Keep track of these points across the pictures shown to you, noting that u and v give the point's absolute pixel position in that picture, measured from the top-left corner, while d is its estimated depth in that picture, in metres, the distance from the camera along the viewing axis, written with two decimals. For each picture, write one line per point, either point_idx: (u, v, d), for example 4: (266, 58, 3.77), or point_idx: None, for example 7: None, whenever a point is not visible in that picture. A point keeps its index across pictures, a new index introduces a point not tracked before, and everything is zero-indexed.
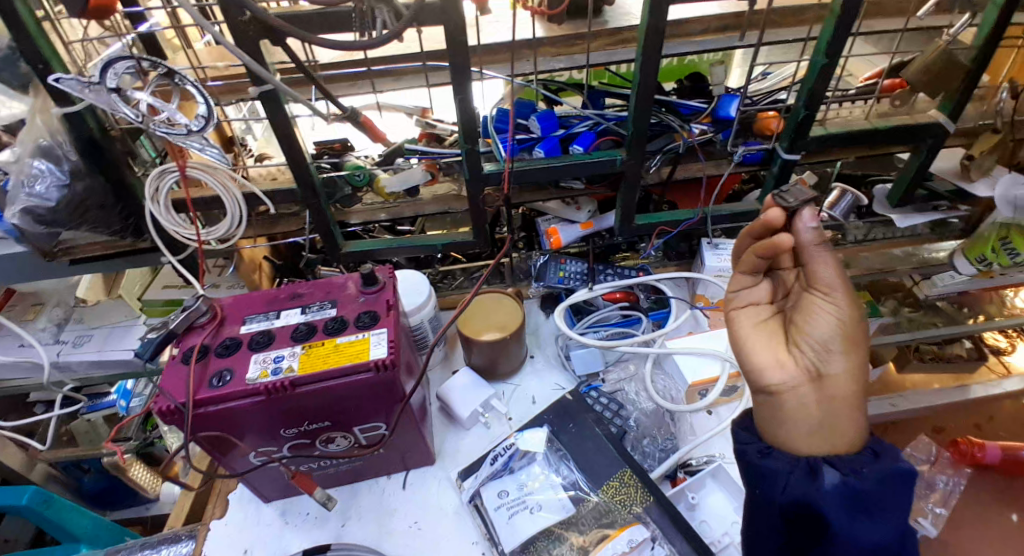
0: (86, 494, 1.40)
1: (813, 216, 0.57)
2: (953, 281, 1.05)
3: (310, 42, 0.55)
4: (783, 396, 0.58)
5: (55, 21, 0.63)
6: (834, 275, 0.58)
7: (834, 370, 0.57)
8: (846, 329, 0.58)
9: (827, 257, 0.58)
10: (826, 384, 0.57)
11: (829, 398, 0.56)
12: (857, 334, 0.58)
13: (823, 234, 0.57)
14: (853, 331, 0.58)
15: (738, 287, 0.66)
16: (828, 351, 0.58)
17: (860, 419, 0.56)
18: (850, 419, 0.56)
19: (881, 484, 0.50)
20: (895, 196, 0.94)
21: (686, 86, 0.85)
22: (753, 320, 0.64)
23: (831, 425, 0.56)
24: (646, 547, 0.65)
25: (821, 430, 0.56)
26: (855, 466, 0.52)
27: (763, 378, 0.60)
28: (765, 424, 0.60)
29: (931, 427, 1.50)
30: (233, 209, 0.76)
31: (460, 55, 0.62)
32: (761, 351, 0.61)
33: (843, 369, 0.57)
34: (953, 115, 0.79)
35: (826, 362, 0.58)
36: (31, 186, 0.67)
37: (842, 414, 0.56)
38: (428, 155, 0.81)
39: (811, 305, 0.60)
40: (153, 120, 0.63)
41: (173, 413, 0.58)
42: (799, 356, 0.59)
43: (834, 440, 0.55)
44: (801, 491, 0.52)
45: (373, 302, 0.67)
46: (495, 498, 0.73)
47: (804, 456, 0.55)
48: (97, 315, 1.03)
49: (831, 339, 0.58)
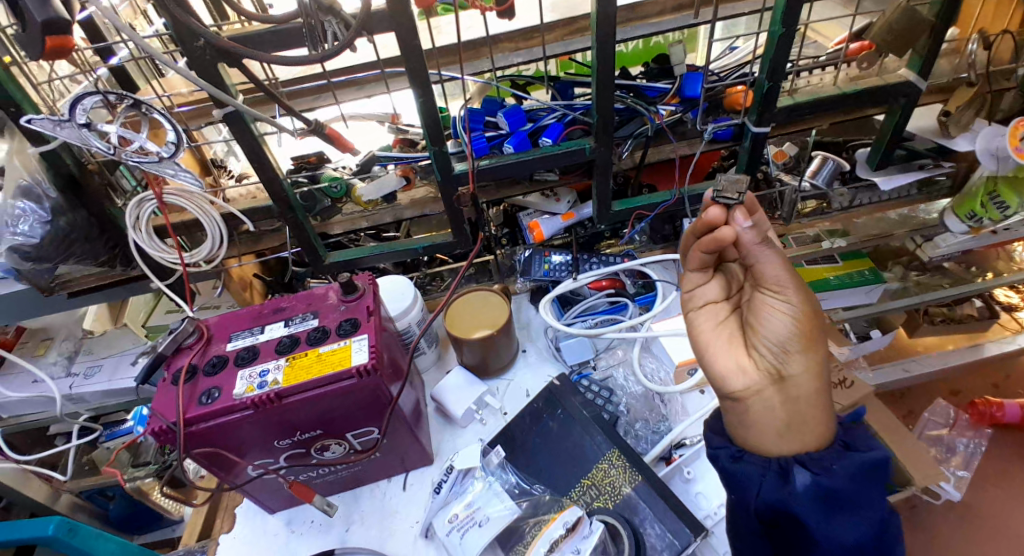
0: (114, 521, 1.44)
1: (746, 215, 0.57)
2: (956, 241, 1.03)
3: (266, 61, 0.56)
4: (748, 401, 0.58)
5: (22, 65, 0.65)
6: (781, 272, 0.58)
7: (794, 371, 0.57)
8: (802, 327, 0.57)
9: (771, 257, 0.58)
10: (789, 386, 0.57)
11: (794, 397, 0.57)
12: (814, 330, 0.57)
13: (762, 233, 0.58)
14: (808, 328, 0.57)
15: (693, 286, 0.66)
16: (786, 353, 0.57)
17: (825, 411, 0.57)
18: (816, 415, 0.57)
19: (854, 479, 0.53)
20: (875, 159, 0.91)
21: (654, 68, 0.85)
22: (711, 321, 0.63)
23: (799, 423, 0.57)
24: (583, 525, 0.63)
25: (788, 429, 0.57)
26: (826, 464, 0.54)
27: (727, 386, 0.59)
28: (734, 428, 0.61)
29: (945, 390, 1.46)
30: (213, 230, 0.78)
31: (415, 59, 0.63)
32: (722, 357, 0.61)
33: (802, 369, 0.57)
34: (923, 72, 0.78)
35: (786, 363, 0.57)
36: (15, 226, 0.69)
37: (808, 405, 0.57)
38: (403, 161, 0.83)
39: (762, 304, 0.59)
40: (126, 151, 0.64)
41: (166, 432, 0.60)
42: (759, 358, 0.59)
43: (802, 437, 0.57)
44: (774, 495, 0.53)
45: (354, 309, 0.68)
46: (446, 524, 0.71)
47: (776, 456, 0.57)
48: (104, 345, 1.06)
49: (788, 340, 0.57)
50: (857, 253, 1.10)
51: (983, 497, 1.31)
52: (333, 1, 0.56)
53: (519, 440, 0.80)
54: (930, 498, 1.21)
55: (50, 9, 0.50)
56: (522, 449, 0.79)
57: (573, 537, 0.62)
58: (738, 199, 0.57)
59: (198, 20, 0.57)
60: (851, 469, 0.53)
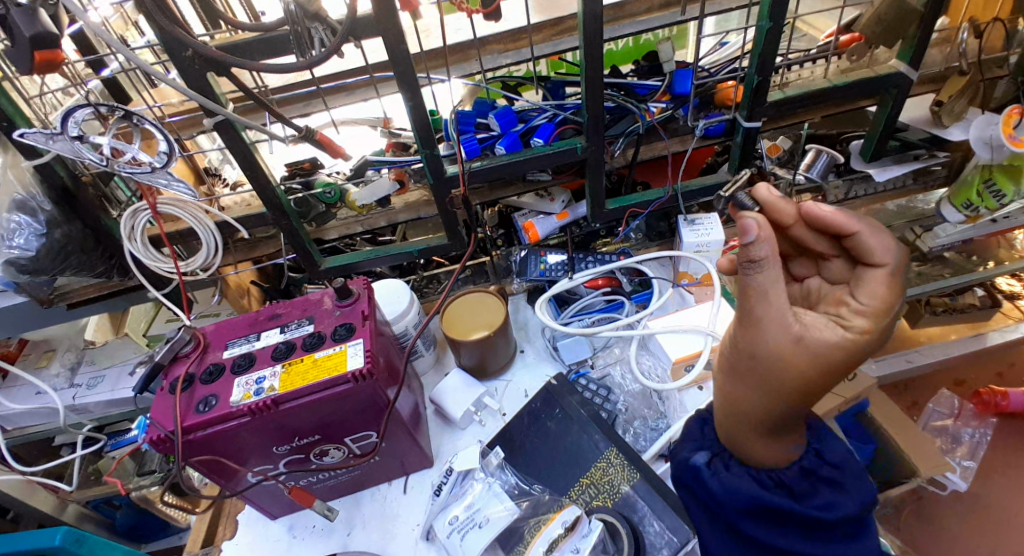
0: (122, 530, 1.44)
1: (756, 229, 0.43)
2: (954, 232, 1.00)
3: (253, 69, 0.57)
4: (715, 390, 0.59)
5: (14, 79, 0.65)
6: (746, 310, 0.47)
7: (725, 387, 0.54)
8: (739, 361, 0.51)
9: (749, 288, 0.46)
10: (722, 395, 0.55)
11: (732, 409, 0.54)
12: (754, 372, 0.50)
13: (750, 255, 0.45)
14: (747, 367, 0.50)
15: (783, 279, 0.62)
16: (724, 369, 0.54)
17: (758, 438, 0.54)
18: (744, 436, 0.55)
19: (727, 492, 0.52)
20: (869, 149, 0.91)
21: (643, 66, 0.86)
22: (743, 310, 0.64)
23: (731, 430, 0.56)
24: (582, 524, 0.64)
25: (724, 428, 0.57)
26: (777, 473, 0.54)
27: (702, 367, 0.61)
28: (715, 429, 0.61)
29: (950, 381, 1.45)
30: (208, 239, 0.78)
31: (403, 63, 0.63)
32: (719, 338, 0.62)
33: (732, 392, 0.53)
34: (913, 62, 0.78)
35: (724, 378, 0.54)
36: (11, 240, 0.69)
37: (738, 422, 0.54)
38: (395, 166, 0.82)
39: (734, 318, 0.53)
40: (119, 162, 0.64)
41: (165, 441, 0.61)
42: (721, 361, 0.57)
43: (739, 444, 0.56)
44: (676, 460, 0.60)
45: (349, 314, 0.68)
46: (446, 525, 0.71)
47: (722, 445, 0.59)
48: (106, 356, 1.06)
49: (727, 359, 0.53)
50: None
51: (989, 488, 1.29)
52: (319, 7, 0.56)
53: (517, 441, 0.80)
54: (935, 489, 1.20)
55: (37, 23, 0.50)
56: (521, 450, 0.80)
57: (572, 537, 0.63)
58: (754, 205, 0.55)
59: (185, 30, 0.57)
60: (730, 482, 0.52)
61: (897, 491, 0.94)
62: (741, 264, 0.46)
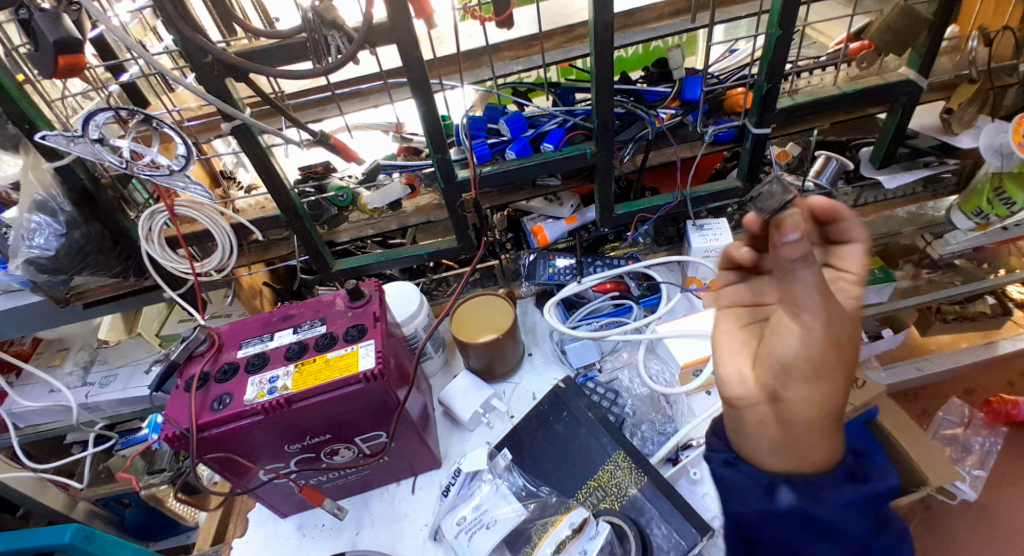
0: (130, 528, 1.46)
1: (793, 227, 0.42)
2: (965, 238, 1.01)
3: (272, 75, 0.58)
4: (744, 410, 0.57)
5: (36, 83, 0.67)
6: (805, 302, 0.47)
7: (790, 395, 0.53)
8: (809, 358, 0.50)
9: (802, 281, 0.45)
10: (784, 406, 0.53)
11: (788, 418, 0.53)
12: (824, 363, 0.50)
13: (797, 250, 0.43)
14: (820, 361, 0.49)
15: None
16: (786, 376, 0.52)
17: (823, 433, 0.53)
18: (811, 439, 0.54)
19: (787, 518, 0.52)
20: (878, 156, 0.91)
21: (653, 72, 0.87)
22: (731, 326, 0.63)
23: (792, 443, 0.55)
24: (590, 526, 0.65)
25: (780, 445, 0.55)
26: (823, 489, 0.53)
27: (725, 392, 0.58)
28: (740, 441, 0.60)
29: (960, 389, 1.43)
30: (224, 240, 0.80)
31: (417, 70, 0.64)
32: (730, 364, 0.59)
33: (801, 397, 0.52)
34: (923, 70, 0.78)
35: (785, 388, 0.53)
36: (31, 239, 0.71)
37: (806, 427, 0.53)
38: (407, 169, 0.85)
39: (779, 324, 0.52)
40: (138, 164, 0.66)
41: (180, 438, 0.62)
42: (761, 374, 0.55)
43: (797, 456, 0.55)
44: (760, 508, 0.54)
45: (360, 315, 0.69)
46: (453, 526, 0.72)
47: (770, 471, 0.56)
48: (119, 355, 1.08)
49: (790, 364, 0.51)
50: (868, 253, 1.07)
51: (999, 498, 1.28)
52: (335, 14, 0.57)
53: (525, 443, 0.80)
54: (945, 498, 1.19)
55: (61, 29, 0.52)
56: (529, 452, 0.80)
57: (579, 539, 0.64)
58: None
59: (205, 36, 0.58)
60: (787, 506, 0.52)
61: (907, 500, 0.93)
62: (786, 266, 0.45)
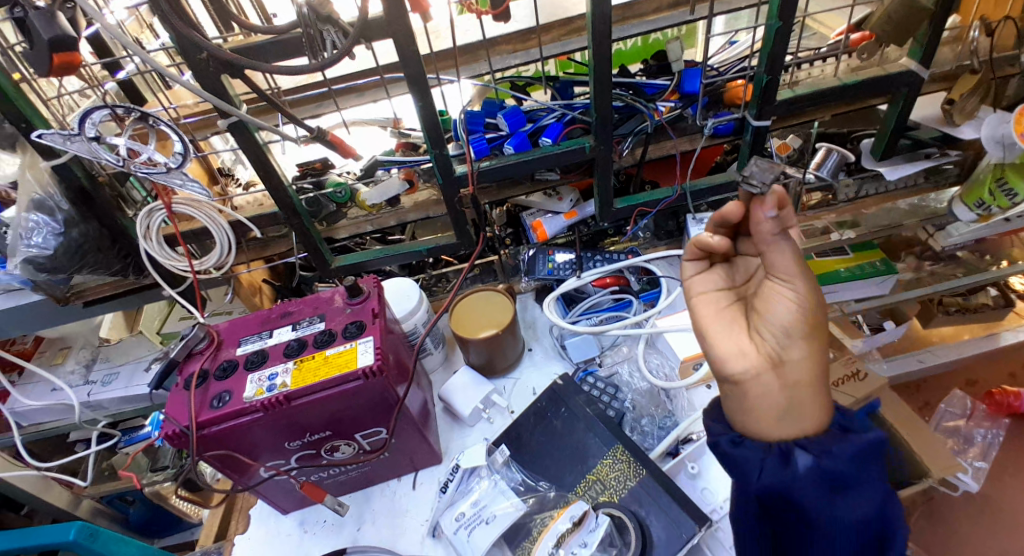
0: (134, 525, 1.46)
1: (775, 204, 0.52)
2: (968, 229, 1.00)
3: (267, 71, 0.58)
4: (746, 385, 0.56)
5: (32, 81, 0.67)
6: (790, 262, 0.55)
7: (793, 356, 0.56)
8: (805, 316, 0.55)
9: (784, 245, 0.54)
10: (787, 370, 0.56)
11: (792, 382, 0.55)
12: (816, 321, 0.55)
13: (780, 224, 0.53)
14: (812, 317, 0.55)
15: (689, 275, 0.65)
16: (788, 338, 0.56)
17: (824, 396, 0.56)
18: (814, 399, 0.55)
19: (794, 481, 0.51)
20: (880, 148, 0.91)
21: (652, 65, 0.86)
22: (712, 307, 0.62)
23: (799, 405, 0.55)
24: (589, 519, 0.65)
25: (788, 411, 0.55)
26: (825, 446, 0.52)
27: (726, 369, 0.58)
28: (734, 415, 0.58)
29: (962, 381, 1.43)
30: (222, 238, 0.80)
31: (413, 64, 0.64)
32: (724, 340, 0.59)
33: (803, 356, 0.56)
34: (924, 60, 0.78)
35: (787, 349, 0.56)
36: (29, 239, 0.71)
37: (809, 390, 0.55)
38: (405, 165, 0.84)
39: (771, 291, 0.57)
40: (135, 162, 0.65)
41: (180, 436, 0.62)
42: (762, 343, 0.58)
43: (801, 420, 0.55)
44: (775, 479, 0.52)
45: (359, 312, 0.69)
46: (452, 522, 0.73)
47: (775, 440, 0.55)
48: (121, 353, 1.08)
49: (791, 326, 0.55)
50: (868, 244, 1.07)
51: (1002, 490, 1.28)
52: (330, 9, 0.57)
53: (524, 439, 0.80)
54: (947, 490, 1.19)
55: (56, 26, 0.52)
56: (528, 448, 0.80)
57: (579, 531, 0.64)
58: (760, 189, 0.52)
59: (200, 33, 0.58)
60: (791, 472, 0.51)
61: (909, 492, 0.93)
62: (764, 240, 0.55)
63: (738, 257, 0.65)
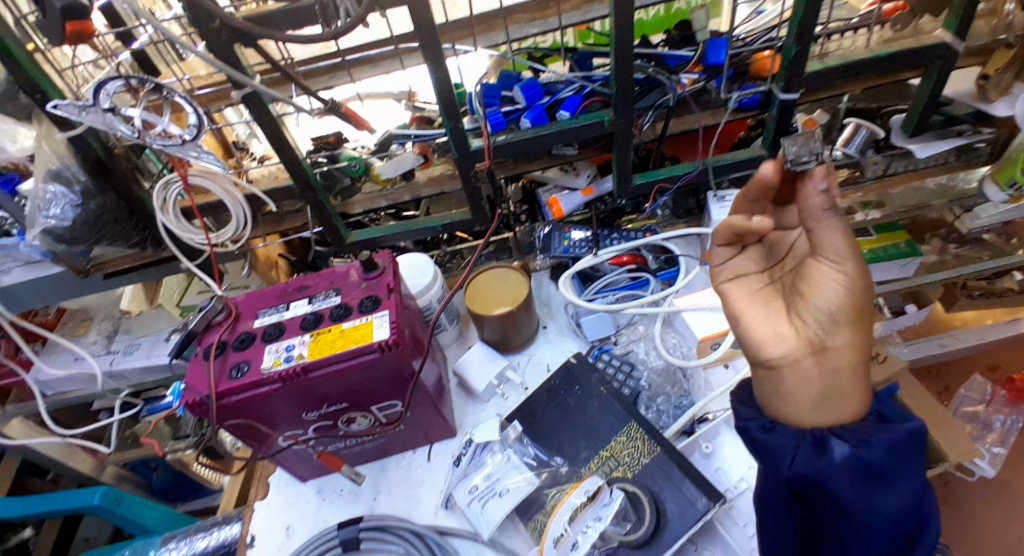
0: (157, 491, 1.52)
1: (824, 175, 0.50)
2: (995, 211, 0.97)
3: (281, 40, 0.56)
4: (783, 370, 0.56)
5: (46, 51, 0.66)
6: (841, 242, 0.53)
7: (837, 342, 0.55)
8: (853, 300, 0.54)
9: (834, 224, 0.52)
10: (828, 356, 0.55)
11: (833, 367, 0.55)
12: (862, 306, 0.54)
13: (832, 198, 0.51)
14: (859, 302, 0.54)
15: (723, 254, 0.63)
16: (833, 323, 0.54)
17: (863, 384, 0.55)
18: (853, 386, 0.55)
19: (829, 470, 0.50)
20: (911, 123, 0.87)
21: (675, 35, 0.83)
22: (746, 291, 0.61)
23: (836, 393, 0.55)
24: (603, 494, 0.65)
25: (825, 398, 0.55)
26: (863, 436, 0.52)
27: (762, 353, 0.57)
28: (766, 400, 0.59)
29: (983, 365, 1.40)
30: (238, 212, 0.80)
31: (428, 33, 0.62)
32: (760, 325, 0.58)
33: (846, 342, 0.54)
34: (959, 32, 0.74)
35: (830, 335, 0.55)
36: (47, 210, 0.72)
37: (850, 376, 0.55)
38: (421, 139, 0.83)
39: (817, 273, 0.55)
40: (150, 134, 0.65)
41: (200, 405, 0.63)
42: (802, 327, 0.56)
43: (837, 409, 0.55)
44: (809, 466, 0.51)
45: (374, 286, 0.69)
46: (467, 494, 0.74)
47: (811, 428, 0.55)
48: (143, 324, 1.10)
49: (836, 311, 0.54)
50: (893, 225, 1.02)
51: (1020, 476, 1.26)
52: None
53: (537, 415, 0.81)
54: (964, 475, 1.17)
55: None
56: (541, 424, 0.80)
57: (592, 506, 0.64)
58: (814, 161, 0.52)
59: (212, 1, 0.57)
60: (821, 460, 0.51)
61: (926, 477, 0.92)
62: (810, 214, 0.53)
63: (776, 235, 0.63)
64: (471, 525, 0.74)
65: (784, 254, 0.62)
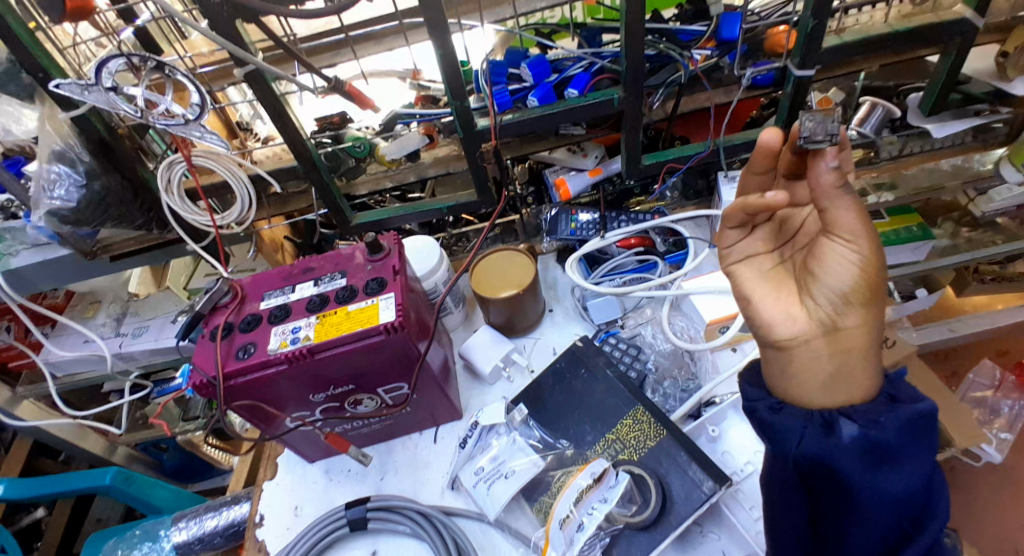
0: (168, 472, 1.54)
1: (835, 153, 0.48)
2: (1010, 194, 0.94)
3: (284, 15, 0.55)
4: (793, 350, 0.55)
5: (47, 29, 0.65)
6: (855, 220, 0.51)
7: (849, 323, 0.53)
8: (865, 278, 0.52)
9: (847, 202, 0.50)
10: (840, 337, 0.54)
11: (845, 348, 0.54)
12: (875, 285, 0.52)
13: (843, 176, 0.49)
14: (872, 280, 0.52)
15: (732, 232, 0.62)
16: (845, 303, 0.53)
17: (874, 368, 0.54)
18: (864, 368, 0.54)
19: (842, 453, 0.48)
20: (928, 103, 0.84)
21: (688, 9, 0.79)
22: (755, 271, 0.60)
23: (846, 375, 0.54)
24: (609, 476, 0.65)
25: (833, 381, 0.54)
26: (872, 416, 0.51)
27: (772, 334, 0.56)
28: (774, 382, 0.58)
29: (993, 350, 1.39)
30: (242, 192, 0.79)
31: (434, 8, 0.60)
32: (770, 306, 0.57)
33: (858, 322, 0.53)
34: (980, 8, 0.71)
35: (842, 316, 0.53)
36: (51, 191, 0.71)
37: (862, 359, 0.53)
38: (425, 119, 0.80)
39: (828, 252, 0.54)
40: (153, 113, 0.64)
41: (207, 386, 0.63)
42: (814, 308, 0.55)
43: (849, 390, 0.54)
44: (817, 447, 0.50)
45: (380, 268, 0.69)
46: (472, 476, 0.74)
47: (818, 408, 0.54)
48: (150, 307, 1.10)
49: (849, 290, 0.53)
50: (904, 208, 1.02)
51: None
52: None
53: (543, 398, 0.81)
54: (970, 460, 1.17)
55: None
56: (546, 407, 0.80)
57: (599, 487, 0.64)
58: (829, 141, 0.49)
59: None
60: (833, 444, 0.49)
61: None
62: (825, 194, 0.50)
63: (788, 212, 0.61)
64: (477, 505, 0.75)
65: (796, 232, 0.60)
